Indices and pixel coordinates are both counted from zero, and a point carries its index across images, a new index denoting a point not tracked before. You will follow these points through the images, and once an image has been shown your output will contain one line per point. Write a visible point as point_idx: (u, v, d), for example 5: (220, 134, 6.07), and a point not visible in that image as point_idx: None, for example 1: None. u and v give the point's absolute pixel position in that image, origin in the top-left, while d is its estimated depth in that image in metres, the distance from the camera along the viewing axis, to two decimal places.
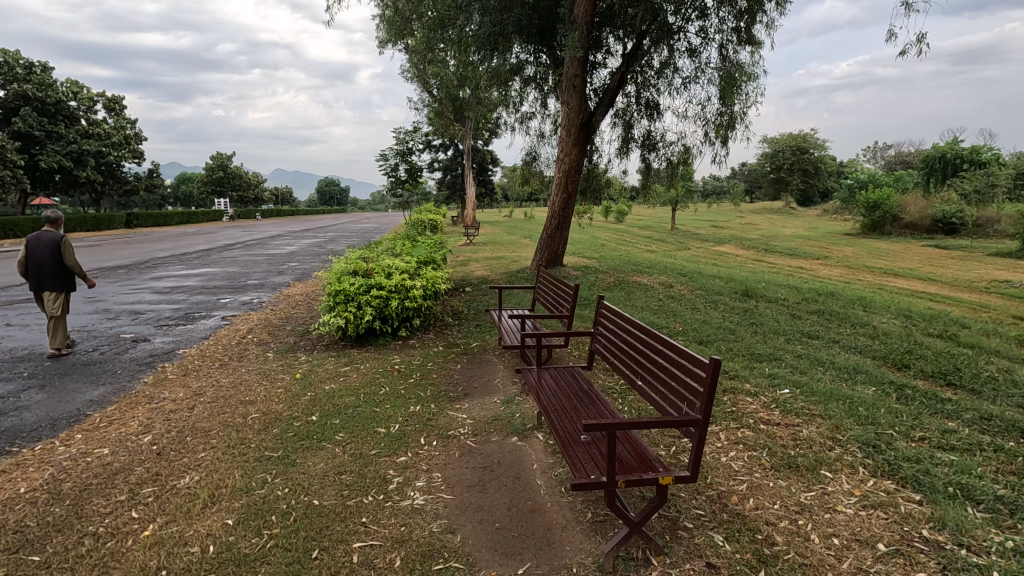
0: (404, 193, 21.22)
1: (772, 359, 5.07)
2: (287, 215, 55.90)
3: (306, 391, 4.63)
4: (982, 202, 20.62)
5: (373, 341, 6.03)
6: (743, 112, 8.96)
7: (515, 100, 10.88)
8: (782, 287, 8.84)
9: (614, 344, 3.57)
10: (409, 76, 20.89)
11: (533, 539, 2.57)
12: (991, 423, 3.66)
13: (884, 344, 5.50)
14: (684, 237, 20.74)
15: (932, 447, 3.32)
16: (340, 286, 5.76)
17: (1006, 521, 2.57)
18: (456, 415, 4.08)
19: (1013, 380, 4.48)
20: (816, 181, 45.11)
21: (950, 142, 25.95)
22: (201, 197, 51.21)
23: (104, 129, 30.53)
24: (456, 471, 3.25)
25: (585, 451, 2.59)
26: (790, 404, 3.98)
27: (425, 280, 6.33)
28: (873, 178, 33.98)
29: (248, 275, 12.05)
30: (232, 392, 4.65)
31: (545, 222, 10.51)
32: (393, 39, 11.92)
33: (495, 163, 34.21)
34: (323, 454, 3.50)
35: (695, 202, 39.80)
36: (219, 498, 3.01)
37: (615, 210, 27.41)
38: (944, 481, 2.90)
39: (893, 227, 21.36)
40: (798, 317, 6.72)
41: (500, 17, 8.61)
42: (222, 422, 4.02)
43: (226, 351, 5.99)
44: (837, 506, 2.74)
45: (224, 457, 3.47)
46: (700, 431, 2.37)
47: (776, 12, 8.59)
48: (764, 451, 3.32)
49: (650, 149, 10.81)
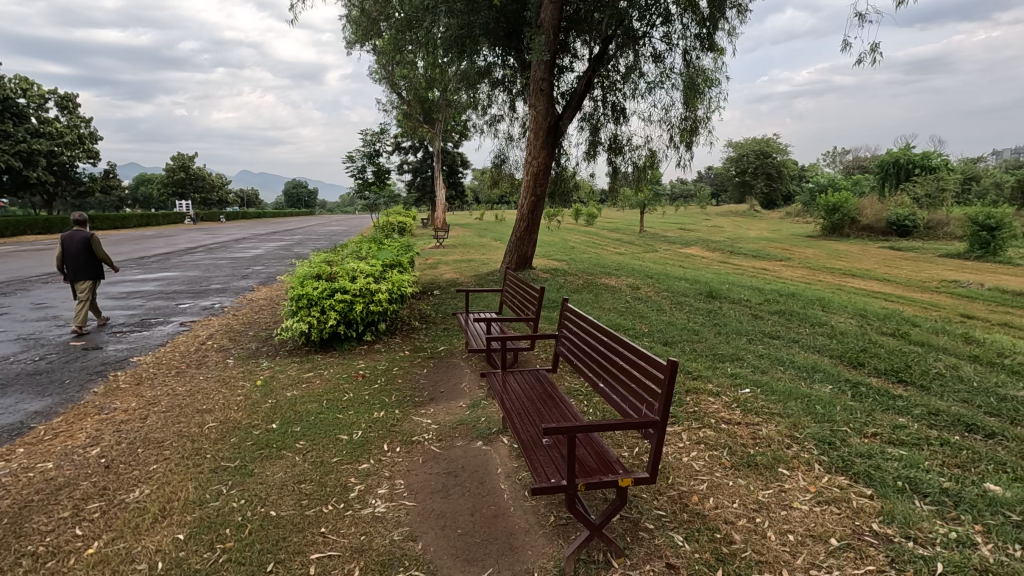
0: (373, 195, 20.98)
1: (734, 359, 5.17)
2: (253, 217, 54.64)
3: (266, 398, 4.51)
4: (932, 206, 21.52)
5: (338, 346, 5.93)
6: (706, 116, 9.14)
7: (483, 103, 10.88)
8: (745, 288, 9.06)
9: (578, 347, 3.58)
10: (378, 77, 20.68)
11: (495, 545, 2.55)
12: (939, 418, 3.80)
13: (840, 344, 5.67)
14: (652, 240, 21.03)
15: (884, 443, 3.43)
16: (303, 290, 5.65)
17: (950, 513, 2.67)
18: (421, 420, 4.03)
19: (960, 376, 4.67)
20: (779, 184, 46.40)
21: (903, 148, 27.04)
22: (161, 198, 49.61)
23: (57, 127, 29.35)
24: (420, 478, 3.21)
25: (546, 455, 2.58)
26: (750, 404, 4.06)
27: (391, 283, 6.25)
28: (833, 182, 35.15)
29: (210, 279, 11.71)
30: (189, 401, 4.50)
31: (514, 225, 10.52)
32: (360, 39, 11.77)
33: (466, 166, 34.20)
34: (282, 463, 3.40)
35: (663, 205, 40.47)
36: (171, 511, 2.90)
37: (585, 213, 27.65)
38: (893, 475, 3.00)
39: (851, 229, 22.11)
40: (760, 317, 6.89)
41: (467, 20, 8.57)
42: (176, 433, 3.88)
43: (184, 357, 5.80)
44: (793, 503, 2.80)
45: (177, 469, 3.35)
46: (658, 432, 2.39)
47: (737, 20, 8.82)
48: (725, 450, 3.38)
49: (616, 152, 10.94)
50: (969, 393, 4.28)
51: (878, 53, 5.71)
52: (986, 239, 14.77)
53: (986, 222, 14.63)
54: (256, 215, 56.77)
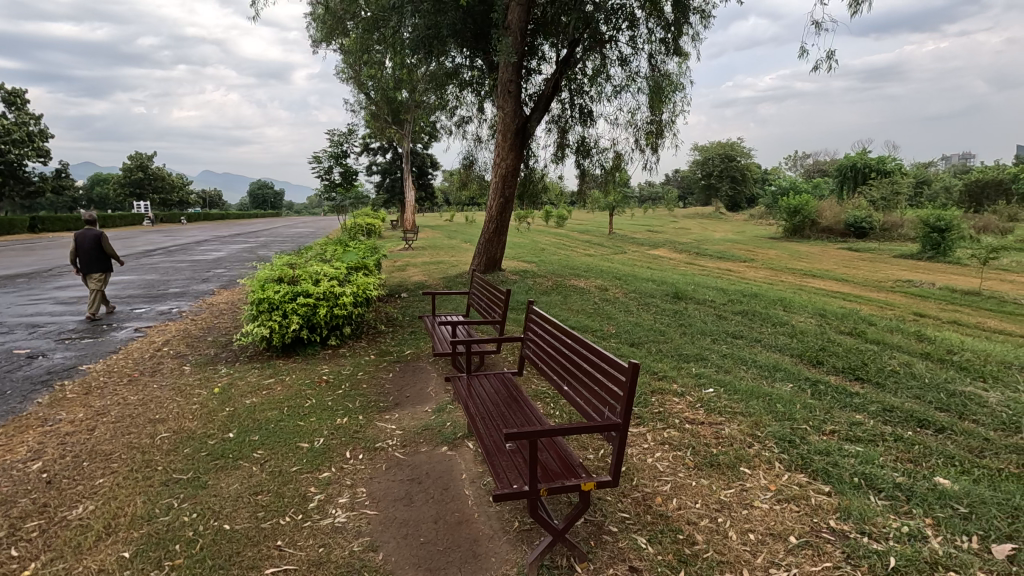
0: (339, 196, 20.61)
1: (698, 359, 5.24)
2: (215, 218, 53.12)
3: (224, 406, 4.35)
4: (887, 208, 22.35)
5: (301, 351, 5.77)
6: (671, 121, 9.28)
7: (452, 105, 10.81)
8: (711, 289, 9.23)
9: (543, 349, 3.54)
10: (345, 77, 20.35)
11: (458, 552, 2.51)
12: (893, 414, 3.92)
13: (801, 343, 5.80)
14: (621, 241, 21.22)
15: (841, 440, 3.51)
16: (263, 294, 5.48)
17: (903, 507, 2.75)
18: (385, 426, 3.95)
19: (913, 373, 4.83)
20: (743, 187, 47.54)
21: (861, 152, 28.00)
22: (117, 198, 47.64)
23: (3, 124, 27.97)
24: (383, 485, 3.14)
25: (508, 460, 2.54)
26: (713, 403, 4.11)
27: (355, 287, 6.11)
28: (794, 185, 36.18)
29: (169, 282, 11.32)
30: (141, 411, 4.31)
31: (483, 226, 10.46)
32: (326, 38, 11.55)
33: (436, 167, 34.00)
34: (238, 474, 3.28)
35: (631, 207, 40.98)
36: (116, 528, 2.76)
37: (555, 214, 27.74)
38: (850, 472, 3.07)
39: (811, 231, 22.78)
40: (724, 318, 7.01)
41: (435, 20, 8.48)
42: (126, 444, 3.71)
43: (137, 365, 5.55)
44: (754, 502, 2.84)
45: (125, 482, 3.19)
46: (620, 435, 2.39)
47: (700, 25, 8.98)
48: (688, 450, 3.40)
49: (584, 155, 11.01)
50: (921, 389, 4.42)
51: (833, 60, 5.90)
52: (937, 240, 15.39)
53: (936, 224, 15.28)
54: (219, 216, 55.21)
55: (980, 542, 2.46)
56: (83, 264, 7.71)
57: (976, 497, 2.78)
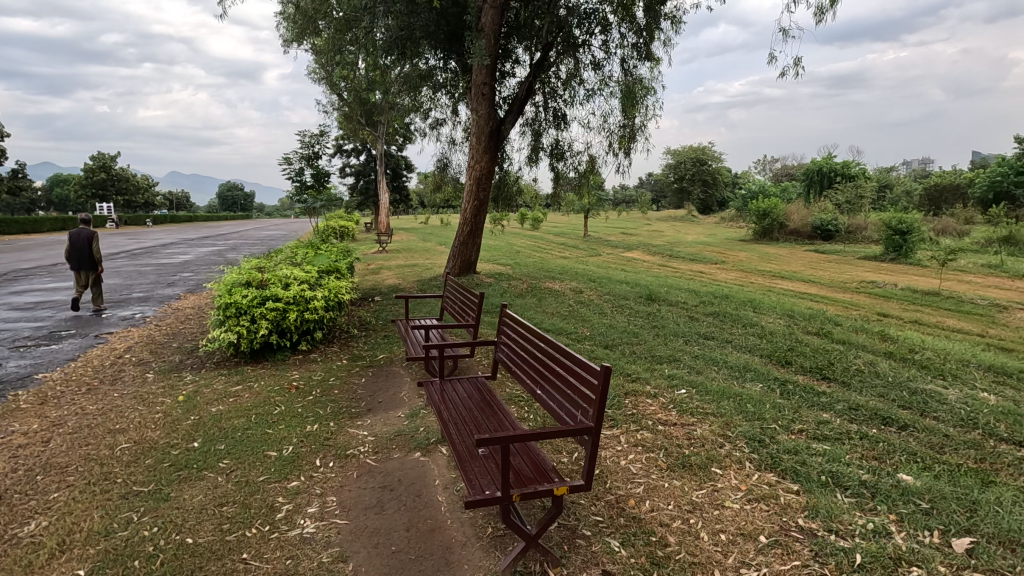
0: (312, 198, 20.28)
1: (672, 360, 5.30)
2: (181, 221, 51.72)
3: (189, 414, 4.21)
4: (852, 211, 23.00)
5: (270, 357, 5.64)
6: (643, 125, 9.38)
7: (425, 106, 10.73)
8: (683, 291, 9.35)
9: (517, 353, 3.52)
10: (317, 77, 20.05)
11: (430, 560, 2.47)
12: (859, 412, 4.02)
13: (770, 343, 5.91)
14: (595, 244, 21.38)
15: (809, 439, 3.58)
16: (231, 298, 5.34)
17: (868, 504, 2.81)
18: (357, 432, 3.88)
19: (877, 371, 4.96)
20: (714, 191, 48.43)
21: (827, 157, 28.78)
22: (78, 199, 46.03)
23: None
24: (354, 493, 3.07)
25: (481, 466, 2.51)
26: (686, 404, 4.15)
27: (327, 290, 6.00)
28: (763, 190, 37.00)
29: (131, 287, 10.95)
30: (100, 421, 4.15)
31: (457, 228, 10.40)
32: (298, 38, 11.38)
33: (410, 169, 33.78)
34: (202, 484, 3.18)
35: (606, 210, 41.30)
36: (70, 545, 2.64)
37: (530, 217, 27.84)
38: (818, 470, 3.13)
39: (780, 233, 23.30)
40: (696, 319, 7.11)
41: (408, 22, 8.41)
42: (83, 456, 3.56)
43: (96, 373, 5.34)
44: (725, 502, 2.86)
45: (82, 496, 3.06)
46: (592, 439, 2.38)
47: (672, 31, 9.09)
48: (661, 451, 3.43)
49: (558, 158, 11.04)
50: (884, 387, 4.55)
51: (798, 67, 6.06)
52: (899, 242, 15.88)
53: (898, 227, 15.80)
54: (186, 219, 53.85)
55: (941, 536, 2.53)
56: (75, 263, 8.24)
57: (937, 492, 2.86)
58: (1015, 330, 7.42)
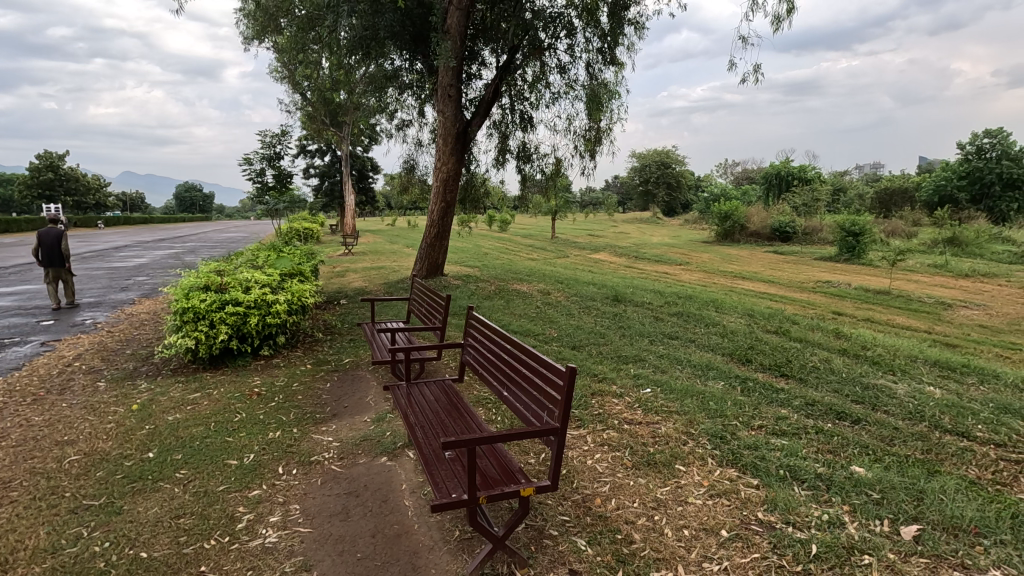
0: (274, 200, 19.82)
1: (637, 360, 5.40)
2: (136, 222, 49.79)
3: (143, 424, 4.06)
4: (809, 214, 23.81)
5: (230, 363, 5.49)
6: (608, 128, 9.52)
7: (391, 108, 10.64)
8: (648, 292, 9.50)
9: (483, 356, 3.51)
10: (279, 76, 19.64)
11: (397, 566, 2.44)
12: (814, 408, 4.16)
13: (731, 342, 6.07)
14: (563, 245, 21.58)
15: (768, 434, 3.69)
16: (189, 303, 5.17)
17: (824, 496, 2.91)
18: (321, 438, 3.81)
19: (831, 368, 5.15)
20: (678, 194, 49.51)
21: (785, 161, 29.76)
22: (23, 200, 43.81)
23: None
24: (318, 501, 3.01)
25: (447, 468, 2.51)
26: (651, 403, 4.23)
27: (289, 294, 5.87)
28: (725, 192, 38.04)
29: (81, 292, 10.47)
30: (47, 432, 3.95)
31: (424, 231, 10.32)
32: (259, 36, 11.12)
33: (376, 171, 33.42)
34: (158, 496, 3.06)
35: (573, 212, 41.66)
36: (13, 564, 2.50)
37: (499, 219, 27.88)
38: (776, 464, 3.23)
39: (741, 235, 23.95)
40: (661, 319, 7.24)
41: (372, 21, 8.31)
42: (28, 470, 3.38)
43: (43, 382, 5.09)
44: (688, 499, 2.92)
45: (26, 512, 2.91)
46: (558, 439, 2.39)
47: (635, 36, 9.26)
48: (626, 451, 3.48)
49: (525, 160, 11.09)
50: (838, 383, 4.73)
51: (758, 73, 6.24)
52: (852, 243, 16.53)
53: (851, 229, 16.45)
54: (141, 220, 51.87)
55: (891, 524, 2.65)
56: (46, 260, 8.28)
57: (887, 483, 2.99)
58: (959, 326, 7.80)
